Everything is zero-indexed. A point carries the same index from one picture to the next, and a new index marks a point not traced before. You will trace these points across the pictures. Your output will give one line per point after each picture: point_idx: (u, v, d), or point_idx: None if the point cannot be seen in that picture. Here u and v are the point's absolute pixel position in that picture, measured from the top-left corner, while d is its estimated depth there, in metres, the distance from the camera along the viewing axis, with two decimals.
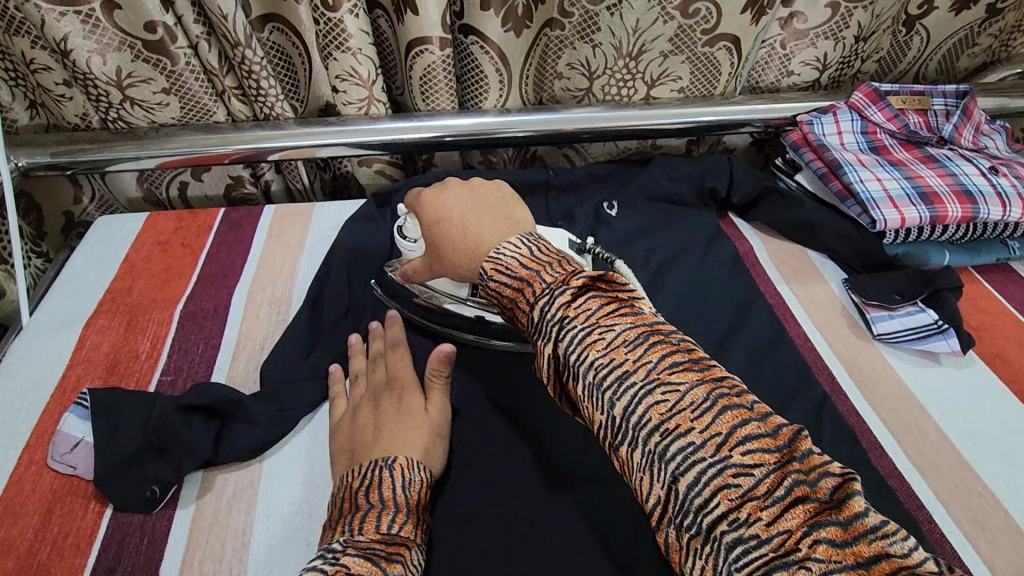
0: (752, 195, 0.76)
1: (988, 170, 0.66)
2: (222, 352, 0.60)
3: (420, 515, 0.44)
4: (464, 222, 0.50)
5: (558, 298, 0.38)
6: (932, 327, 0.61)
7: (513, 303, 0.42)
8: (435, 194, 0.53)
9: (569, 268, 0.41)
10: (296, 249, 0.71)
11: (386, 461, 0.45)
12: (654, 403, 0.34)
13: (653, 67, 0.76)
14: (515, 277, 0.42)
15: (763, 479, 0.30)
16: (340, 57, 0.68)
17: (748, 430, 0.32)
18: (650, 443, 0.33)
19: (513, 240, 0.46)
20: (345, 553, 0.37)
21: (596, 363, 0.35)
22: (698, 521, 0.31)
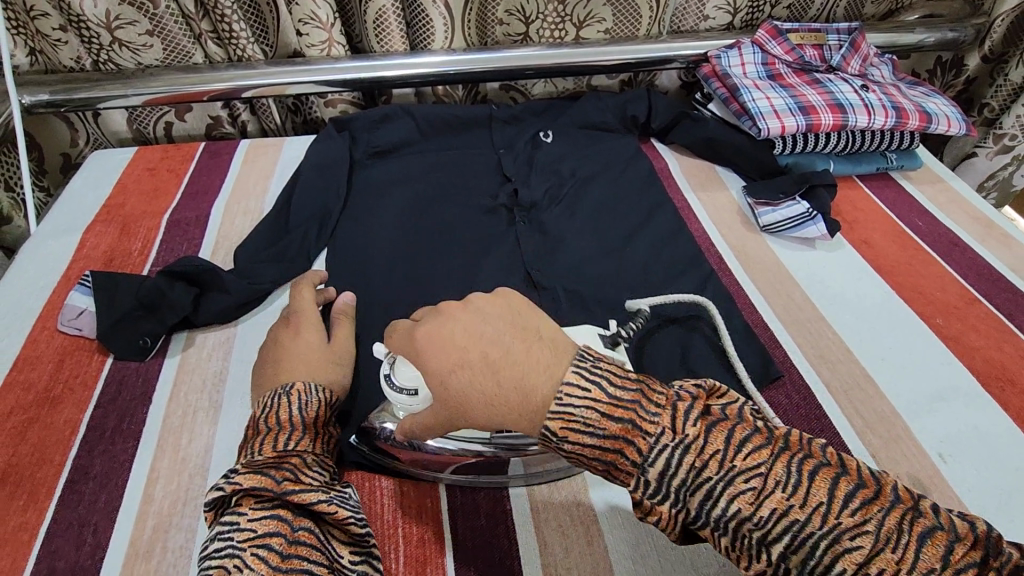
0: (668, 120, 0.86)
1: (860, 88, 0.78)
2: (203, 248, 0.71)
3: (319, 429, 0.48)
4: (492, 363, 0.38)
5: (679, 451, 0.34)
6: (805, 215, 0.71)
7: (611, 464, 0.36)
8: (438, 331, 0.40)
9: (635, 388, 0.37)
10: (267, 173, 0.81)
11: (284, 389, 0.49)
12: (744, 492, 0.33)
13: (579, 10, 0.87)
14: (604, 434, 0.36)
15: (879, 529, 0.32)
16: (300, 2, 0.79)
17: (841, 485, 0.33)
18: (757, 534, 0.33)
19: (573, 375, 0.37)
20: (238, 472, 0.41)
21: (679, 471, 0.34)
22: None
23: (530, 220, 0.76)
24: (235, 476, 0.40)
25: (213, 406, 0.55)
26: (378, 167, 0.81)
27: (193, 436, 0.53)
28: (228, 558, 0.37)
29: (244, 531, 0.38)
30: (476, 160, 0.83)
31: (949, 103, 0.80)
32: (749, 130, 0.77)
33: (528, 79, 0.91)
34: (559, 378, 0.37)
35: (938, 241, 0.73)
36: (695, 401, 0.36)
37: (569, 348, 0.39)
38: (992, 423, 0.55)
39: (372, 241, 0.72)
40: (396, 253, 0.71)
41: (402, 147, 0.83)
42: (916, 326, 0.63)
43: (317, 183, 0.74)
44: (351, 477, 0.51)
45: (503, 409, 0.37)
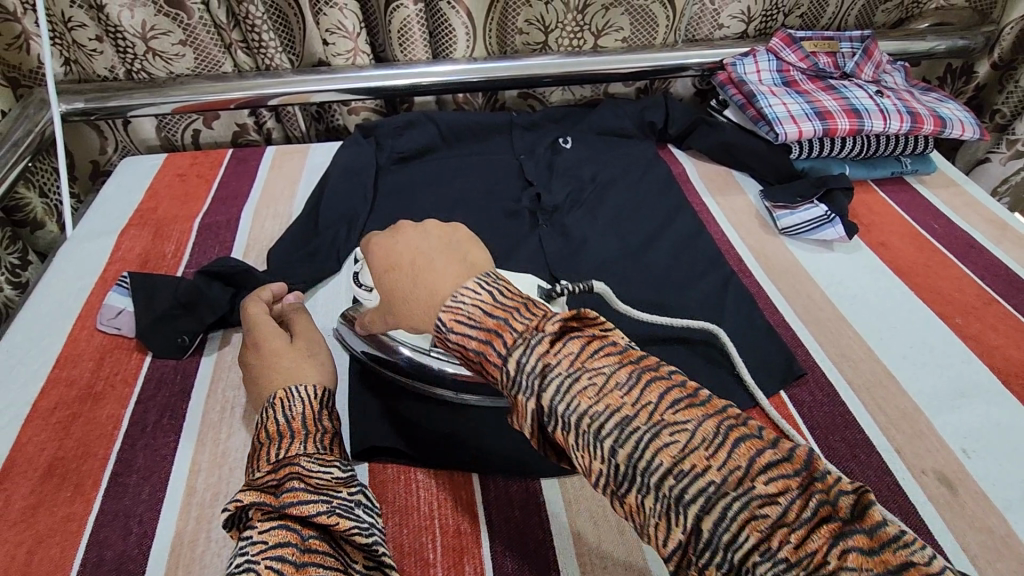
0: (686, 126, 0.88)
1: (875, 94, 0.79)
2: (234, 250, 0.72)
3: (313, 429, 0.47)
4: (415, 266, 0.46)
5: (536, 346, 0.37)
6: (823, 218, 0.73)
7: (482, 357, 0.39)
8: (388, 240, 0.49)
9: (538, 313, 0.39)
10: (295, 178, 0.83)
11: (269, 400, 0.48)
12: (663, 445, 0.32)
13: (597, 18, 0.89)
14: (481, 327, 0.40)
15: (614, 374, 0.35)
16: (328, 12, 0.81)
17: (594, 343, 0.37)
18: (662, 488, 0.32)
19: (471, 283, 0.42)
20: (239, 492, 0.42)
21: (590, 412, 0.34)
22: (572, 420, 0.35)
23: (552, 223, 0.77)
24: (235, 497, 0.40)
25: (250, 402, 0.56)
26: (402, 172, 0.83)
27: (232, 431, 0.54)
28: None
29: (257, 543, 0.37)
30: (498, 165, 0.85)
31: (962, 108, 0.81)
32: (766, 135, 0.79)
33: (548, 86, 0.93)
34: (460, 283, 0.43)
35: (955, 243, 0.74)
36: (563, 312, 0.38)
37: (486, 271, 0.46)
38: (1017, 421, 0.56)
39: None
40: None
41: (426, 153, 0.85)
42: (937, 326, 0.64)
43: (345, 187, 0.76)
44: (386, 471, 0.52)
45: (415, 305, 0.44)
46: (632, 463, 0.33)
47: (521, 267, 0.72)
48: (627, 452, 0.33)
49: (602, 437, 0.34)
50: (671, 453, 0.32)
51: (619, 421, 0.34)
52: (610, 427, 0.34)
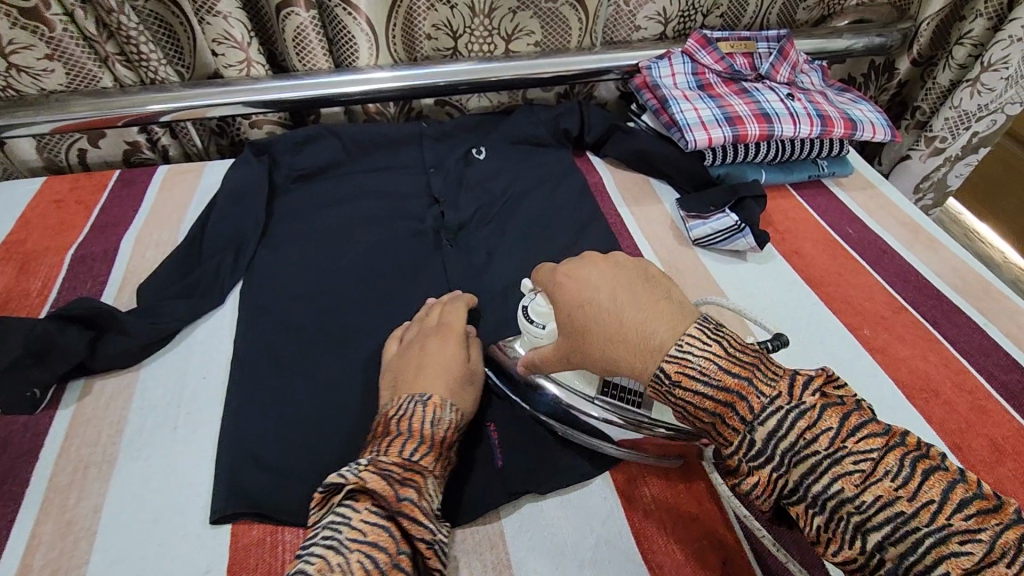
0: (602, 133, 0.85)
1: (787, 97, 0.77)
2: (109, 285, 0.67)
3: (443, 450, 0.47)
4: (616, 305, 0.43)
5: (795, 420, 0.36)
6: (734, 227, 0.70)
7: (717, 417, 0.38)
8: (575, 277, 0.47)
9: (780, 374, 0.38)
10: (185, 200, 0.77)
11: (422, 397, 0.48)
12: (902, 513, 0.33)
13: (506, 22, 0.85)
14: (719, 386, 0.38)
15: (830, 414, 0.36)
16: (212, 21, 0.75)
17: (806, 381, 0.38)
18: (900, 553, 0.33)
19: (695, 330, 0.40)
20: (365, 469, 0.42)
21: (850, 495, 0.34)
22: (815, 498, 0.35)
23: (459, 242, 0.73)
24: (356, 474, 0.41)
25: (107, 460, 0.51)
26: (302, 191, 0.78)
27: (84, 495, 0.49)
28: (333, 552, 0.37)
29: (356, 529, 0.39)
30: (406, 180, 0.81)
31: (875, 110, 0.80)
32: (679, 142, 0.76)
33: (461, 93, 0.89)
34: (672, 328, 0.41)
35: (868, 249, 0.73)
36: (814, 377, 0.38)
37: (693, 308, 0.43)
38: (920, 436, 0.54)
39: (292, 269, 0.68)
40: (318, 282, 0.68)
41: (328, 169, 0.80)
42: (845, 338, 0.63)
43: (233, 212, 0.71)
44: (252, 531, 0.48)
45: (620, 342, 0.42)
46: (848, 504, 0.34)
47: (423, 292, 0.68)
48: (867, 521, 0.34)
49: (817, 476, 0.35)
50: (907, 517, 0.33)
51: (876, 498, 0.34)
52: (863, 507, 0.34)
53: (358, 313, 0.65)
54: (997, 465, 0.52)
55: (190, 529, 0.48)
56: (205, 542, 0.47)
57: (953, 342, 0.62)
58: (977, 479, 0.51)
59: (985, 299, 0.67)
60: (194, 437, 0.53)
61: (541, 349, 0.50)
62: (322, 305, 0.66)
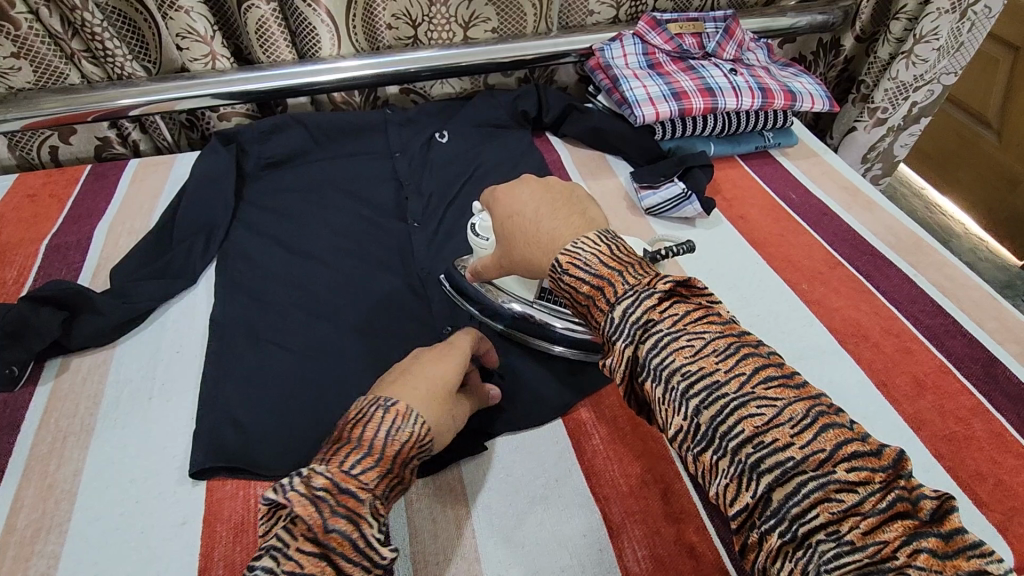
0: (559, 114, 0.88)
1: (730, 72, 0.81)
2: (83, 272, 0.69)
3: (396, 468, 0.43)
4: (536, 215, 0.53)
5: (644, 300, 0.43)
6: (681, 195, 0.74)
7: (590, 299, 0.47)
8: (510, 193, 0.56)
9: (649, 273, 0.46)
10: (156, 191, 0.80)
11: (386, 402, 0.45)
12: (748, 417, 0.38)
13: (462, 10, 0.88)
14: (596, 273, 0.47)
15: (787, 408, 0.38)
16: (174, 16, 0.78)
17: (769, 372, 0.40)
18: (742, 452, 0.38)
19: (590, 237, 0.50)
20: (297, 489, 0.39)
21: (684, 369, 0.40)
22: (663, 373, 0.41)
23: (423, 220, 0.77)
24: (289, 498, 0.38)
25: (85, 429, 0.54)
26: (270, 178, 0.81)
27: (63, 462, 0.52)
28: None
29: (289, 562, 0.37)
30: (371, 164, 0.84)
31: (815, 82, 0.85)
32: (629, 118, 0.80)
33: (423, 80, 0.92)
34: (580, 235, 0.51)
35: (810, 212, 0.77)
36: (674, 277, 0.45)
37: (602, 225, 0.53)
38: (849, 376, 0.59)
39: (261, 249, 0.71)
40: (287, 261, 0.71)
41: (296, 156, 0.82)
42: (785, 293, 0.67)
43: (201, 198, 0.73)
44: (226, 486, 0.51)
45: (532, 245, 0.52)
46: (786, 506, 0.36)
47: (388, 268, 0.71)
48: (712, 414, 0.39)
49: (761, 471, 0.37)
50: (754, 424, 0.38)
51: (711, 385, 0.40)
52: (699, 389, 0.40)
53: (326, 289, 0.68)
54: (917, 398, 0.57)
55: (166, 488, 0.51)
56: (181, 497, 0.50)
57: (884, 292, 0.67)
58: (899, 411, 0.56)
59: (916, 254, 0.72)
60: (169, 405, 0.56)
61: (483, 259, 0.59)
62: (291, 282, 0.68)
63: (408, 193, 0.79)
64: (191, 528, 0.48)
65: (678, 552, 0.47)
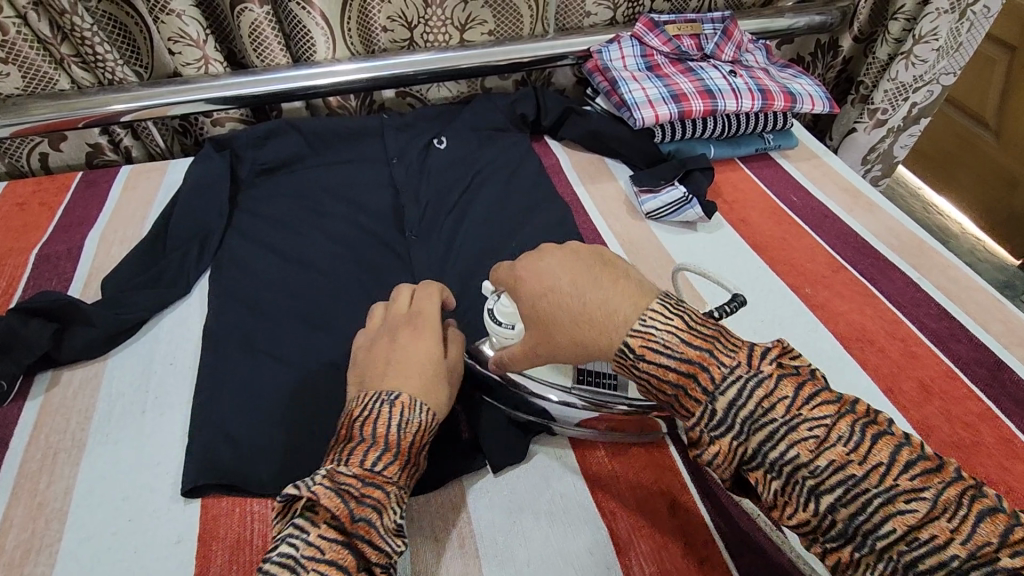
0: (557, 117, 0.88)
1: (729, 73, 0.80)
2: (74, 282, 0.68)
3: (409, 457, 0.46)
4: (575, 287, 0.45)
5: (751, 387, 0.39)
6: (682, 199, 0.73)
7: (678, 388, 0.41)
8: (533, 265, 0.48)
9: (741, 346, 0.41)
10: (149, 198, 0.78)
11: (390, 397, 0.47)
12: (896, 514, 0.34)
13: (458, 12, 0.87)
14: (682, 357, 0.41)
15: (836, 426, 0.37)
16: (166, 20, 0.76)
17: (810, 389, 0.39)
18: (894, 552, 0.34)
19: (656, 307, 0.42)
20: (322, 484, 0.41)
21: (813, 466, 0.36)
22: (786, 470, 0.37)
23: (421, 226, 0.75)
24: (316, 492, 0.40)
25: (77, 445, 0.53)
26: (265, 185, 0.79)
27: (54, 479, 0.51)
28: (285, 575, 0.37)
29: (311, 547, 0.39)
30: (368, 169, 0.83)
31: (815, 83, 0.84)
32: (628, 121, 0.79)
33: (419, 84, 0.91)
34: (640, 309, 0.42)
35: (811, 215, 0.77)
36: (771, 350, 0.41)
37: (652, 289, 0.45)
38: (855, 382, 0.58)
39: (256, 257, 0.70)
40: (283, 269, 0.69)
41: (291, 162, 0.81)
42: (788, 298, 0.66)
43: (195, 205, 0.72)
44: (221, 502, 0.50)
45: (574, 322, 0.44)
46: (855, 522, 0.35)
47: (386, 275, 0.70)
48: (850, 511, 0.36)
49: (821, 492, 0.36)
50: (906, 520, 0.34)
51: (846, 478, 0.36)
52: (833, 484, 0.36)
53: (323, 297, 0.67)
54: (924, 404, 0.56)
55: (160, 505, 0.49)
56: (175, 514, 0.49)
57: (888, 295, 0.66)
58: (906, 417, 0.55)
59: (919, 257, 0.71)
60: (162, 419, 0.55)
61: (509, 347, 0.51)
62: (286, 291, 0.67)
63: (406, 199, 0.78)
64: (186, 546, 0.47)
65: (686, 565, 0.46)
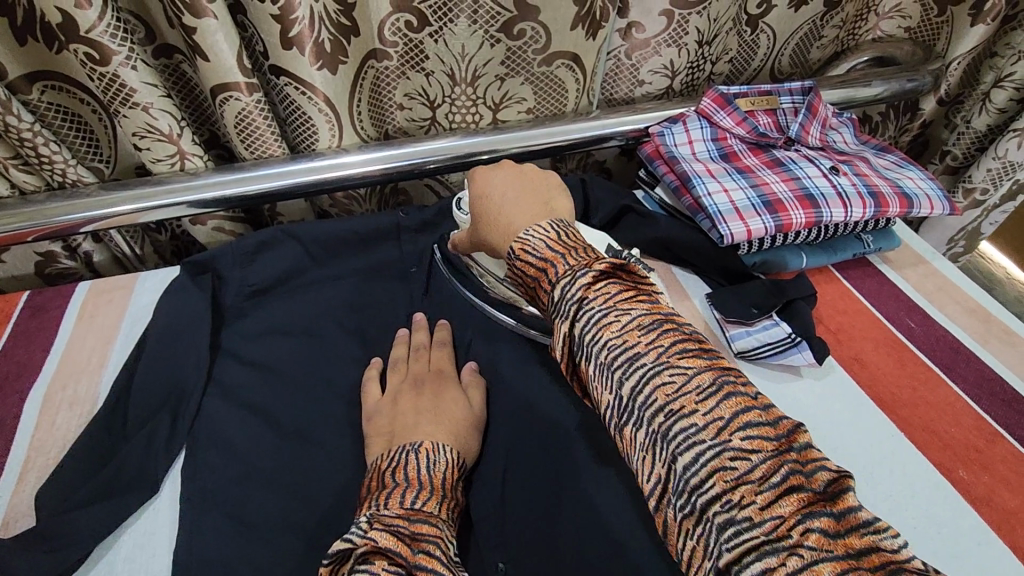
0: (613, 213, 0.71)
1: (829, 170, 0.66)
2: (6, 474, 0.51)
3: (447, 492, 0.46)
4: (502, 203, 0.52)
5: (580, 279, 0.42)
6: (787, 340, 0.58)
7: (536, 280, 0.45)
8: (483, 174, 0.55)
9: (592, 254, 0.44)
10: (110, 334, 0.62)
11: (413, 445, 0.49)
12: (720, 469, 0.34)
13: (492, 91, 0.72)
14: (542, 257, 0.45)
15: (697, 377, 0.37)
16: (129, 114, 0.60)
17: (735, 389, 0.37)
18: (705, 504, 0.33)
19: (544, 224, 0.48)
20: (372, 529, 0.40)
21: (661, 407, 0.37)
22: (643, 412, 0.37)
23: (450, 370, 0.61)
24: (367, 534, 0.39)
25: None
26: (253, 315, 0.63)
27: None
28: None
29: None
30: (383, 287, 0.67)
31: (925, 175, 0.70)
32: (706, 230, 0.64)
33: (443, 172, 0.75)
34: (536, 222, 0.50)
35: (940, 349, 0.62)
36: (613, 260, 0.43)
37: (564, 217, 0.52)
38: None
39: (246, 429, 0.54)
40: (279, 445, 0.54)
41: (287, 281, 0.65)
42: (941, 487, 0.51)
43: (166, 357, 0.56)
44: None
45: (500, 227, 0.51)
46: (685, 475, 0.35)
47: None
48: (687, 460, 0.35)
49: (667, 437, 0.36)
50: (726, 477, 0.33)
51: (687, 427, 0.35)
52: (675, 431, 0.36)
53: (331, 489, 0.52)
54: None
55: None
56: None
57: None
58: None
59: None
60: None
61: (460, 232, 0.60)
62: (288, 481, 0.52)
63: (428, 331, 0.63)
64: None
65: None
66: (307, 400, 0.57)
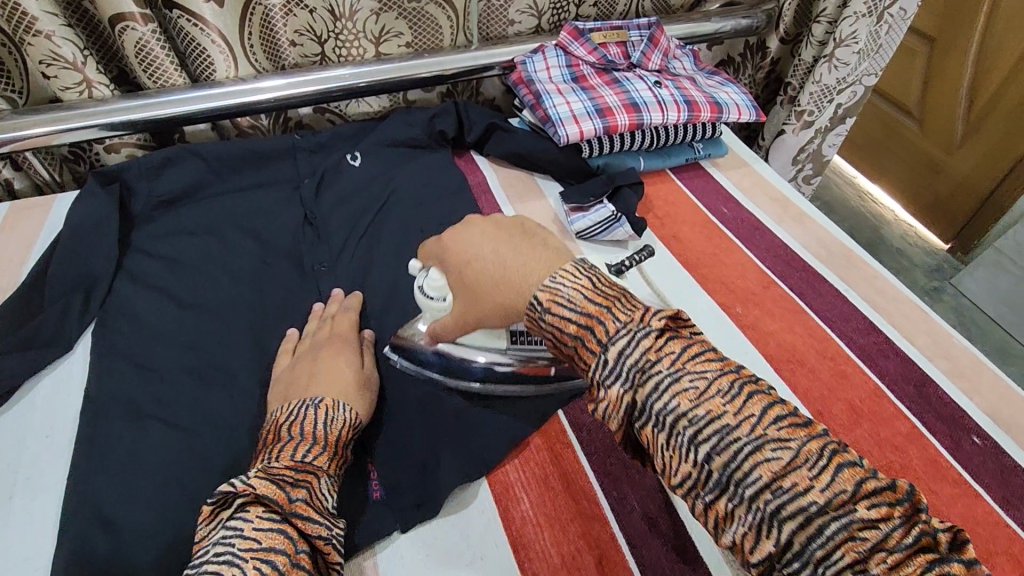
0: (482, 131, 0.83)
1: (654, 85, 0.79)
2: None
3: (338, 449, 0.49)
4: (500, 258, 0.47)
5: (640, 338, 0.38)
6: (611, 218, 0.71)
7: (577, 341, 0.41)
8: (460, 240, 0.51)
9: (638, 305, 0.41)
10: (29, 239, 0.71)
11: (314, 401, 0.51)
12: (763, 460, 0.34)
13: (370, 25, 0.82)
14: (581, 312, 0.41)
15: (802, 449, 0.34)
16: (33, 42, 0.68)
17: (779, 411, 0.35)
18: (760, 500, 0.33)
19: (566, 270, 0.44)
20: (255, 476, 0.42)
21: (689, 415, 0.35)
22: (666, 419, 0.36)
23: (333, 258, 0.72)
24: (248, 481, 0.41)
25: None
26: (159, 220, 0.72)
27: None
28: (227, 565, 0.36)
29: (247, 538, 0.38)
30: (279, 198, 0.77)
31: (741, 91, 0.83)
32: (553, 137, 0.76)
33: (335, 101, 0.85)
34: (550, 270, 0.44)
35: (742, 227, 0.75)
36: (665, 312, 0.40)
37: (566, 254, 0.47)
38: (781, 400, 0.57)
39: (149, 305, 0.64)
40: (179, 316, 0.63)
41: (192, 192, 0.74)
42: (720, 319, 0.64)
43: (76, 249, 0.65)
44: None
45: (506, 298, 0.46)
46: (728, 471, 0.34)
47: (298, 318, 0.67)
48: (725, 459, 0.34)
49: (699, 441, 0.35)
50: (772, 467, 0.33)
51: (719, 428, 0.35)
52: (708, 434, 0.35)
53: (224, 346, 0.62)
54: (853, 425, 0.56)
55: None
56: None
57: (816, 309, 0.66)
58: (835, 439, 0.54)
59: (848, 268, 0.71)
60: (35, 505, 0.50)
61: (441, 321, 0.53)
62: (185, 342, 0.61)
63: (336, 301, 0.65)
64: None
65: None
66: (205, 281, 0.67)
